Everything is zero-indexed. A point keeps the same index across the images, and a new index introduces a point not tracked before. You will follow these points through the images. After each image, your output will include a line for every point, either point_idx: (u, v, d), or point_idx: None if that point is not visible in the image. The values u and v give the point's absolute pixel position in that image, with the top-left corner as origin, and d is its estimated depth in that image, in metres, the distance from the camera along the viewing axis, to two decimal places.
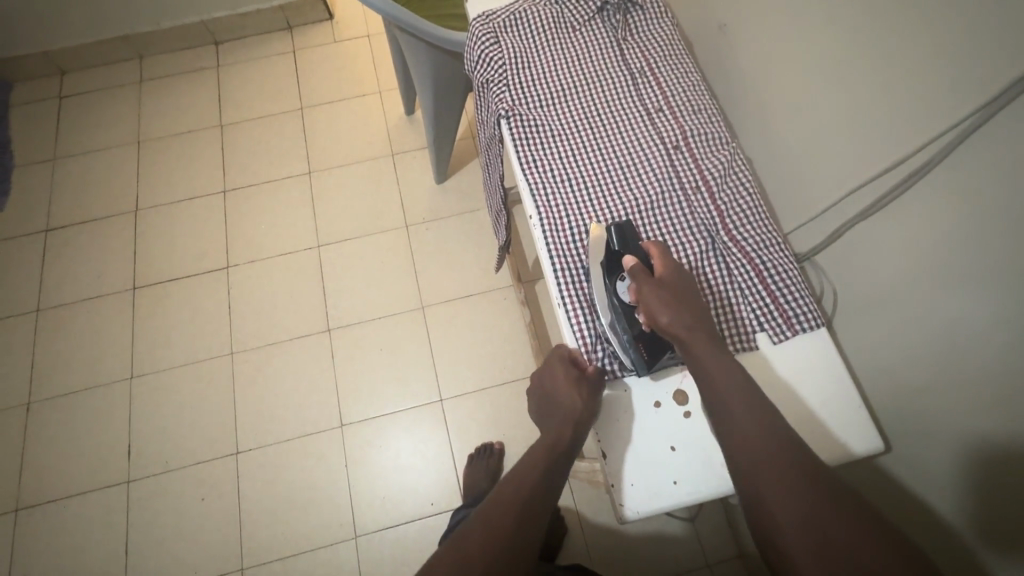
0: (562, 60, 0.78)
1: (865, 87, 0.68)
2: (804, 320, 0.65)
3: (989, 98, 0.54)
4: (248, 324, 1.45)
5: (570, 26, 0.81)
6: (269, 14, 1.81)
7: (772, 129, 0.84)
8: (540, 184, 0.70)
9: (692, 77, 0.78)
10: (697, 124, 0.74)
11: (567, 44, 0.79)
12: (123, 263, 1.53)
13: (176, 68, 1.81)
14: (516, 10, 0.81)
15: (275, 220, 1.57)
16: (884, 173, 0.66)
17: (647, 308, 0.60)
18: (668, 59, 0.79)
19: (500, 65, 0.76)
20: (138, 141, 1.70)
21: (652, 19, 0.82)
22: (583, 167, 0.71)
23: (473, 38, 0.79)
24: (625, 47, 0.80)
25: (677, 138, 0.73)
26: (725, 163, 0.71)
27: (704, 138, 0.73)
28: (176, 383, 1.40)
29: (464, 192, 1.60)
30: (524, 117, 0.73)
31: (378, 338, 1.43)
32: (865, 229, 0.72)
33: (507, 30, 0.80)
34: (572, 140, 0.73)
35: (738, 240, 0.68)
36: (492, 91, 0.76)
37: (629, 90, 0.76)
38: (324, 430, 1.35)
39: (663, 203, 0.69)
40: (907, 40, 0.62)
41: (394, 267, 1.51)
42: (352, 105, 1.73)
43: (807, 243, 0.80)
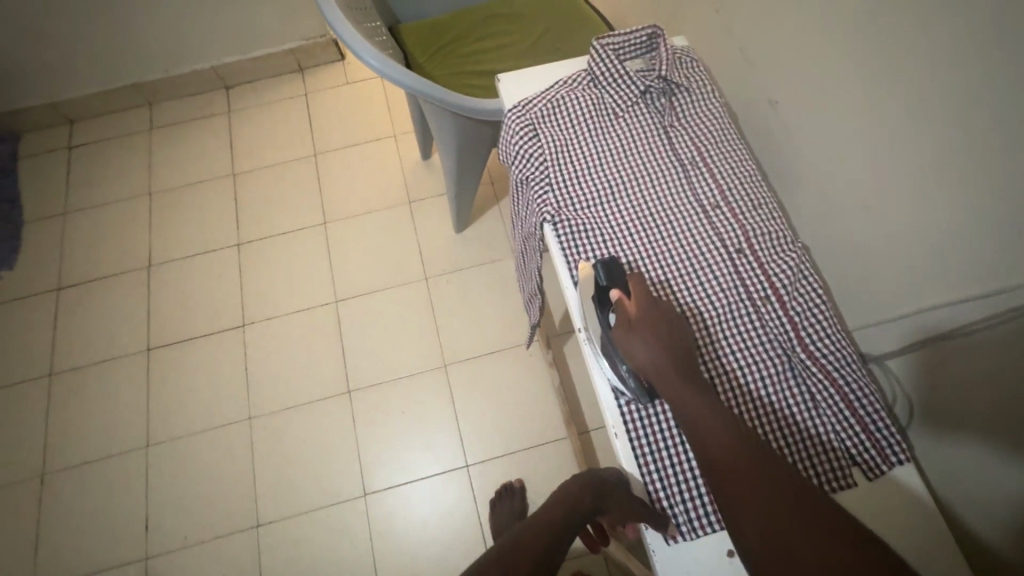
0: (606, 150, 0.75)
1: (951, 198, 0.62)
2: (898, 452, 0.60)
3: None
4: (266, 386, 1.41)
5: (611, 112, 0.78)
6: (280, 58, 1.78)
7: (831, 219, 0.79)
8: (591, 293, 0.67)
9: (748, 167, 0.74)
10: (758, 222, 0.71)
11: (608, 133, 0.77)
12: (137, 323, 1.49)
13: (186, 115, 1.78)
14: (552, 98, 0.78)
15: (291, 274, 1.53)
16: (984, 300, 0.60)
17: (628, 347, 0.57)
18: (722, 148, 0.76)
19: (541, 160, 0.75)
20: (150, 193, 1.66)
21: (699, 102, 0.79)
22: (638, 271, 0.68)
23: (512, 129, 0.77)
24: (674, 137, 0.77)
25: (737, 238, 0.69)
26: (794, 267, 0.68)
27: (768, 238, 0.70)
28: (193, 451, 1.35)
29: (484, 241, 1.55)
30: (571, 219, 0.71)
31: (400, 399, 1.38)
32: (947, 347, 0.66)
33: (545, 119, 0.77)
34: (624, 241, 0.70)
35: (814, 356, 0.64)
36: (535, 189, 0.74)
37: (681, 183, 0.73)
38: (348, 499, 1.30)
39: (730, 317, 0.65)
40: (1005, 153, 0.56)
41: (415, 322, 1.46)
42: (367, 151, 1.69)
43: (879, 344, 0.74)
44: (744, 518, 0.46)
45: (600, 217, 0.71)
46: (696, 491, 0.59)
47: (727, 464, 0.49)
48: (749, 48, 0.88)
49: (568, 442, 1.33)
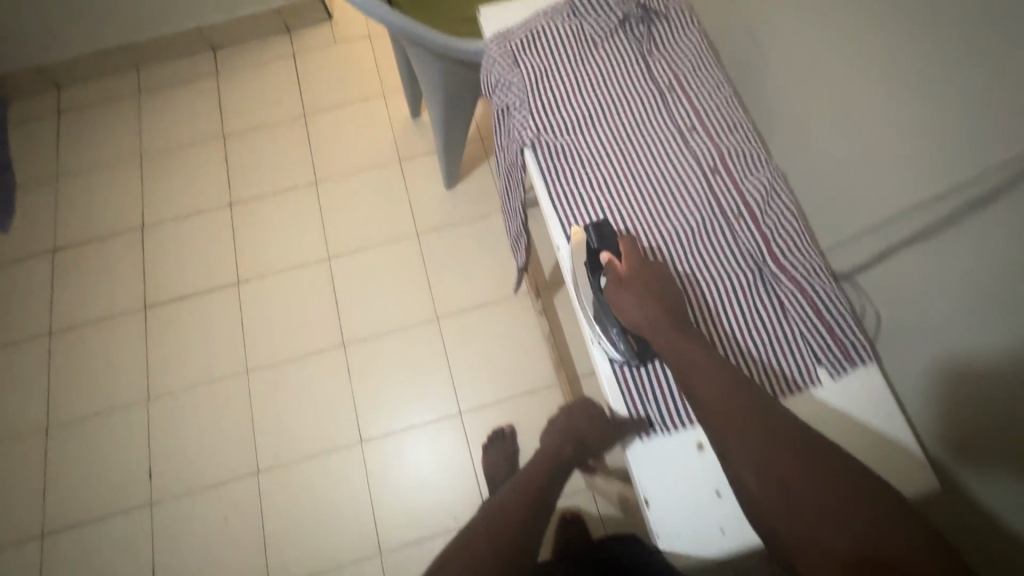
0: (587, 79, 0.76)
1: (914, 100, 0.61)
2: (860, 353, 0.63)
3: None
4: (262, 341, 1.43)
5: (591, 41, 0.79)
6: (266, 17, 1.76)
7: (802, 140, 0.78)
8: (572, 218, 0.69)
9: (725, 91, 0.75)
10: (734, 143, 0.72)
11: (588, 63, 0.77)
12: (133, 282, 1.51)
13: (174, 77, 1.77)
14: (533, 30, 0.79)
15: (283, 233, 1.55)
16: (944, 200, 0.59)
17: (620, 306, 0.60)
18: (700, 74, 0.76)
19: (522, 89, 0.76)
20: (141, 155, 1.66)
21: (678, 30, 0.80)
22: (617, 194, 0.70)
23: (494, 60, 0.78)
24: (653, 64, 0.77)
25: (713, 159, 0.71)
26: (767, 185, 0.70)
27: (742, 158, 0.71)
28: (193, 404, 1.38)
29: (475, 197, 1.56)
30: (551, 146, 0.73)
31: (394, 351, 1.41)
32: (909, 255, 0.65)
33: (526, 49, 0.78)
34: (603, 165, 0.72)
35: (786, 267, 0.66)
36: (516, 116, 0.75)
37: (659, 109, 0.75)
38: (345, 446, 1.34)
39: (705, 233, 0.68)
40: (969, 55, 0.55)
41: (407, 277, 1.48)
42: (356, 110, 1.69)
43: (849, 261, 0.73)
44: (750, 470, 0.50)
45: (582, 145, 0.73)
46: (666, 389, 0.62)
47: (728, 413, 0.52)
48: None
49: (558, 389, 1.36)
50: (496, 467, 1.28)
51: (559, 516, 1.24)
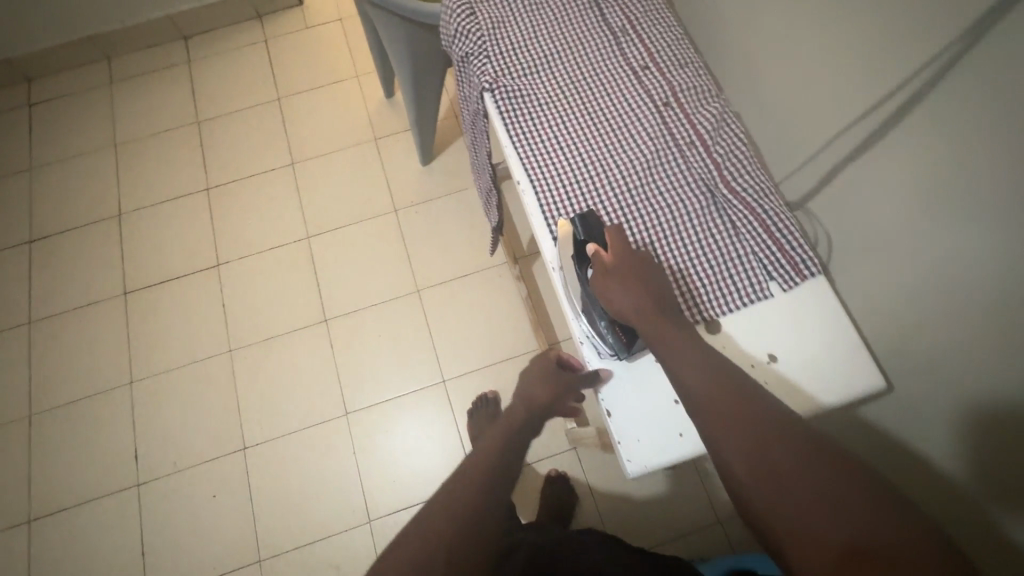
0: (542, 26, 0.78)
1: (847, 18, 0.65)
2: (809, 266, 0.66)
3: (967, 26, 0.51)
4: (244, 320, 1.44)
5: None
6: (237, 4, 1.77)
7: (758, 81, 0.83)
8: (532, 161, 0.70)
9: (675, 31, 0.78)
10: (684, 78, 0.74)
11: (542, 11, 0.79)
12: (112, 269, 1.51)
13: (146, 67, 1.77)
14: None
15: (261, 214, 1.55)
16: (876, 111, 0.64)
17: (607, 296, 0.59)
18: (651, 16, 0.79)
19: (478, 36, 0.76)
20: (115, 145, 1.66)
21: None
22: (575, 134, 0.72)
23: (448, 9, 0.78)
24: (605, 8, 0.80)
25: (666, 94, 0.73)
26: (717, 115, 0.72)
27: (693, 92, 0.74)
28: (176, 385, 1.39)
29: (450, 172, 1.57)
30: (508, 89, 0.73)
31: (375, 325, 1.42)
32: (853, 170, 0.70)
33: (481, 1, 0.80)
34: (560, 107, 0.73)
35: (737, 191, 0.68)
36: (473, 63, 0.76)
37: (613, 51, 0.77)
38: (330, 419, 1.35)
39: (659, 164, 0.70)
40: None
41: (387, 253, 1.49)
42: (330, 93, 1.70)
43: (801, 189, 0.79)
44: (754, 478, 0.46)
45: (538, 88, 0.74)
46: None
47: (729, 419, 0.50)
48: None
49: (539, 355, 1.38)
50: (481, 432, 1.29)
51: (544, 476, 1.26)
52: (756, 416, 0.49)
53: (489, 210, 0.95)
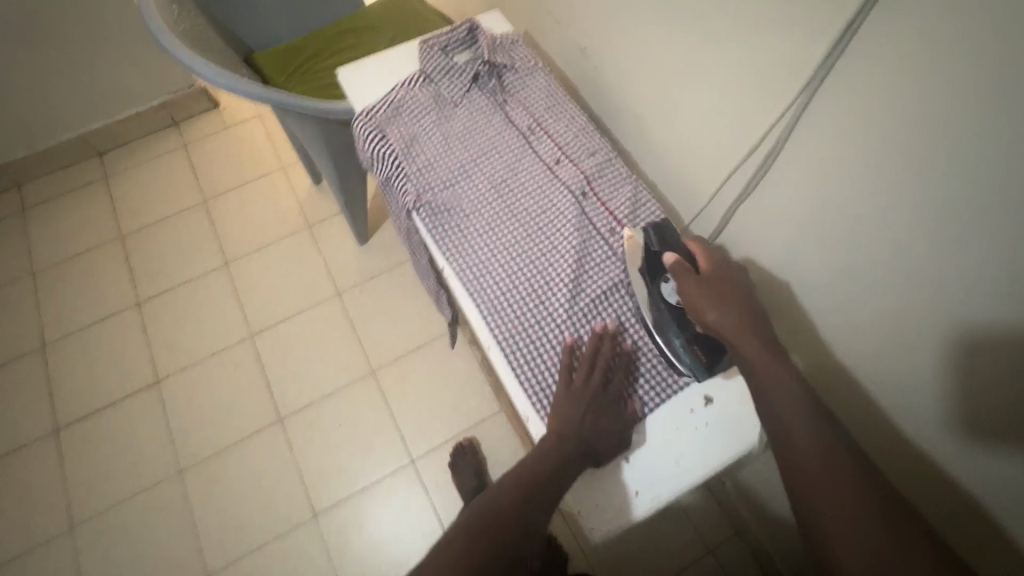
0: (455, 139, 0.81)
1: (713, 80, 0.74)
2: None
3: (806, 80, 0.61)
4: (193, 435, 1.37)
5: (450, 102, 0.84)
6: (149, 115, 1.77)
7: (648, 135, 0.92)
8: (469, 276, 0.72)
9: (579, 121, 0.82)
10: (596, 167, 0.78)
11: (452, 122, 0.82)
12: (39, 408, 1.40)
13: (60, 189, 1.72)
14: (392, 101, 0.82)
15: (200, 320, 1.50)
16: (751, 159, 0.74)
17: (694, 305, 0.63)
18: (554, 111, 0.83)
19: (395, 159, 0.79)
20: (32, 274, 1.58)
21: (526, 75, 0.86)
22: (505, 239, 0.74)
23: (363, 138, 0.81)
24: (510, 110, 0.83)
25: (583, 185, 0.77)
26: (630, 197, 0.76)
27: (605, 179, 0.78)
28: (125, 521, 1.28)
29: (389, 246, 1.59)
30: (433, 206, 0.76)
31: (334, 414, 1.38)
32: (746, 208, 0.79)
33: (391, 121, 0.81)
34: (487, 215, 0.76)
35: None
36: (396, 185, 0.79)
37: (525, 151, 0.80)
38: (300, 524, 1.28)
39: (589, 256, 0.73)
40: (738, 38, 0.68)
41: (336, 337, 1.47)
42: (257, 187, 1.70)
43: (708, 229, 0.89)
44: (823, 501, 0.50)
45: (463, 200, 0.77)
46: None
47: (795, 431, 0.54)
48: (554, 9, 0.99)
49: (503, 413, 1.38)
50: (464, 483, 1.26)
51: None
52: (826, 451, 0.53)
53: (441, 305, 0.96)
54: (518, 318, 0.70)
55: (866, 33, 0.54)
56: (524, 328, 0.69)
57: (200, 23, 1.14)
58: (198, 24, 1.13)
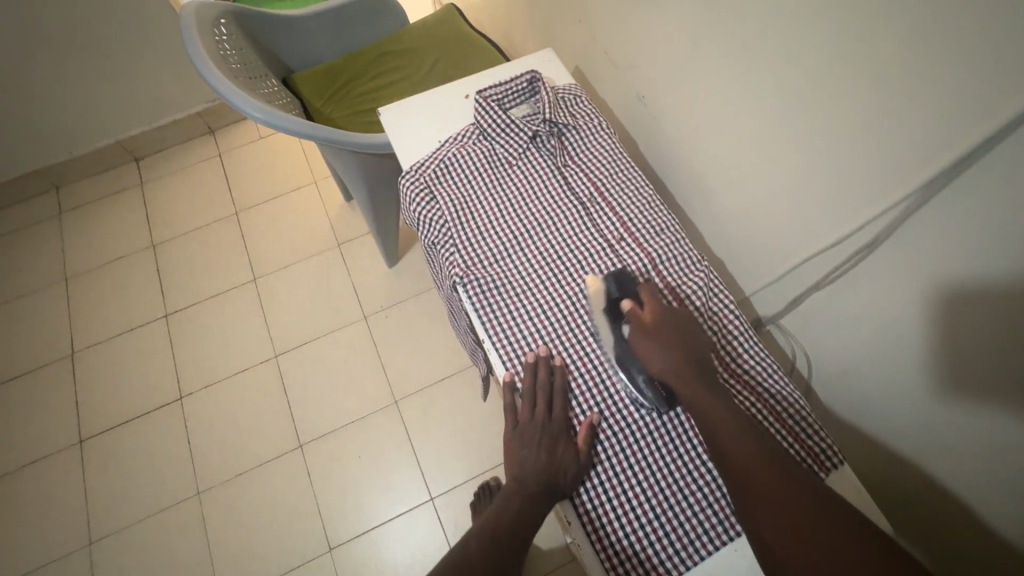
0: (508, 204, 0.75)
1: (798, 162, 0.68)
2: (829, 456, 0.61)
3: (919, 185, 0.55)
4: (213, 456, 1.35)
5: (505, 162, 0.78)
6: (187, 123, 1.77)
7: (714, 197, 0.85)
8: (517, 366, 0.65)
9: (645, 193, 0.75)
10: (663, 247, 0.71)
11: (506, 185, 0.77)
12: (65, 417, 1.40)
13: (96, 193, 1.73)
14: (443, 159, 0.78)
15: (226, 336, 1.49)
16: (844, 247, 0.67)
17: (642, 355, 0.59)
18: (618, 179, 0.76)
19: (442, 223, 0.74)
20: (66, 279, 1.59)
21: (589, 136, 0.80)
22: (557, 324, 0.67)
23: (410, 198, 0.76)
24: (570, 176, 0.77)
25: (647, 268, 0.70)
26: (702, 284, 0.69)
27: (674, 261, 0.70)
28: (142, 540, 1.27)
29: (419, 270, 1.55)
30: (481, 281, 0.69)
31: (355, 444, 1.35)
32: (824, 292, 0.73)
33: (441, 181, 0.77)
34: (539, 294, 0.69)
35: (737, 373, 0.65)
36: (442, 253, 0.73)
37: (584, 222, 0.73)
38: (314, 558, 1.25)
39: None
40: (832, 121, 0.61)
41: (360, 362, 1.44)
42: (288, 201, 1.68)
43: (771, 306, 0.83)
44: (765, 525, 0.47)
45: (512, 273, 0.71)
46: (635, 522, 0.57)
47: (740, 454, 0.51)
48: (611, 50, 0.93)
49: None
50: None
51: None
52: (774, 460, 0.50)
53: (475, 361, 0.90)
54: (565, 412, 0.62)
55: (1005, 144, 0.47)
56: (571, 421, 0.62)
57: (241, 45, 1.12)
58: (239, 46, 1.11)
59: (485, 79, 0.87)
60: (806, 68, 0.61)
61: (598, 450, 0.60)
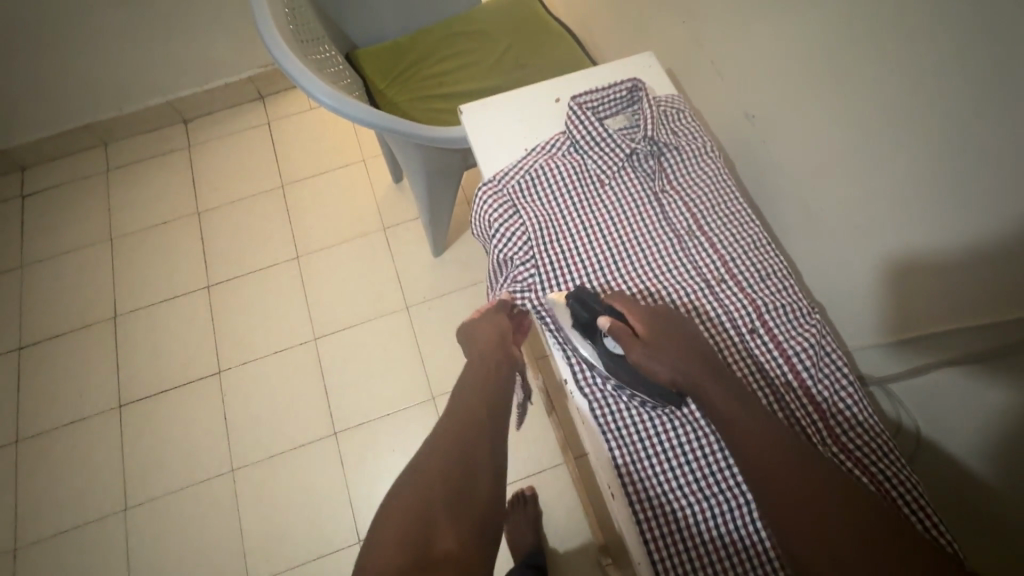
0: (595, 227, 0.69)
1: (942, 224, 0.58)
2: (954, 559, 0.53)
3: None
4: (248, 434, 1.34)
5: (597, 179, 0.71)
6: (238, 87, 1.72)
7: (822, 240, 0.76)
8: (606, 412, 0.60)
9: (753, 231, 0.69)
10: (770, 294, 0.64)
11: (595, 206, 0.70)
12: (106, 380, 1.41)
13: (144, 152, 1.70)
14: (529, 169, 0.71)
15: (266, 313, 1.47)
16: (999, 330, 0.55)
17: (645, 366, 0.55)
18: (722, 213, 0.70)
19: (525, 242, 0.68)
20: (111, 239, 1.58)
21: (691, 160, 0.73)
22: None
23: (489, 212, 0.70)
24: (666, 202, 0.71)
25: (750, 316, 0.63)
26: (813, 341, 0.62)
27: (783, 311, 0.64)
28: (175, 511, 1.28)
29: (465, 263, 1.50)
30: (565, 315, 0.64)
31: (388, 438, 1.33)
32: (943, 374, 0.63)
33: (525, 195, 0.70)
34: None
35: (847, 449, 0.58)
36: (523, 277, 0.67)
37: (679, 256, 0.67)
38: (342, 549, 1.24)
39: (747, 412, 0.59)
40: (1002, 190, 0.51)
41: (400, 353, 1.41)
42: (335, 178, 1.63)
43: (879, 366, 0.72)
44: (793, 532, 0.46)
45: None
46: None
47: (773, 464, 0.49)
48: (719, 59, 0.84)
49: (566, 468, 1.27)
50: (518, 536, 1.16)
51: None
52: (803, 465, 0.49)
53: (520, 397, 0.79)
54: (656, 471, 0.58)
55: None
56: (661, 481, 0.58)
57: (308, 20, 1.05)
58: (306, 21, 1.04)
59: (582, 83, 0.80)
60: (970, 125, 0.53)
61: (687, 514, 0.57)
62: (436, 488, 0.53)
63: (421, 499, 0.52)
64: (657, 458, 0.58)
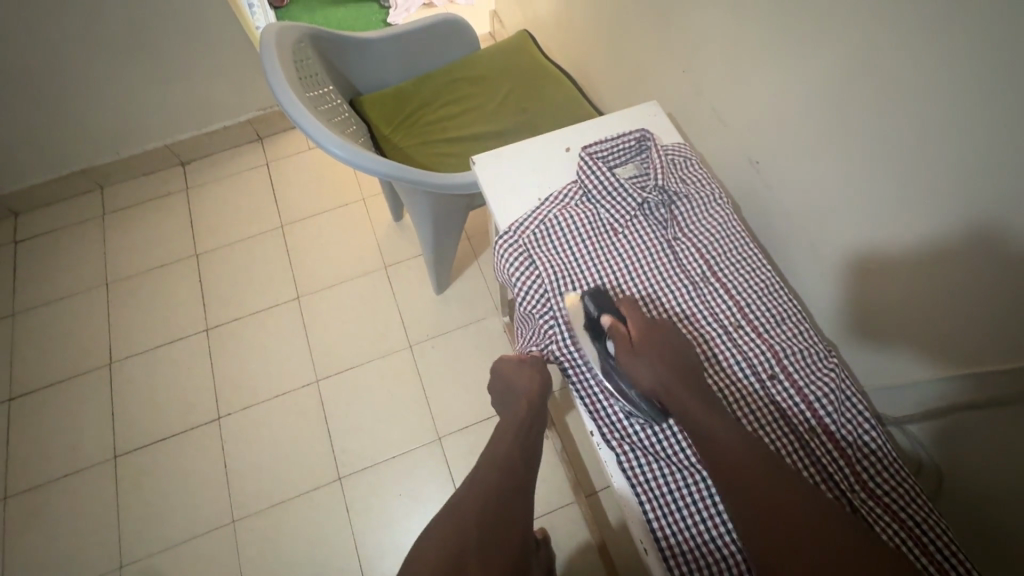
0: (611, 274, 0.70)
1: (955, 270, 0.60)
2: None
3: None
4: (249, 482, 1.31)
5: (610, 228, 0.73)
6: (237, 129, 1.74)
7: (833, 279, 0.78)
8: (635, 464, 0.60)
9: (766, 277, 0.70)
10: (787, 339, 0.66)
11: (610, 253, 0.71)
12: (101, 430, 1.37)
13: (142, 195, 1.70)
14: (543, 219, 0.73)
15: (267, 356, 1.45)
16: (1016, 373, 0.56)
17: (631, 369, 0.60)
18: (734, 259, 0.71)
19: (543, 293, 0.69)
20: (107, 283, 1.56)
21: (701, 208, 0.75)
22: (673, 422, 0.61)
23: (506, 261, 0.71)
24: (678, 249, 0.72)
25: (770, 362, 0.64)
26: (834, 387, 0.62)
27: (801, 356, 0.65)
28: (172, 567, 1.23)
29: (467, 300, 1.50)
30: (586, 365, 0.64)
31: (395, 482, 1.30)
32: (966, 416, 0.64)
33: (540, 245, 0.71)
34: None
35: (876, 495, 0.58)
36: (541, 326, 0.68)
37: (694, 301, 0.68)
38: None
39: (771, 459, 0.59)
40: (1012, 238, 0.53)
41: (405, 394, 1.39)
42: (334, 218, 1.64)
43: (896, 407, 0.72)
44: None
45: None
46: None
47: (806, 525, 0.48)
48: (720, 107, 0.87)
49: (577, 507, 1.25)
50: None
51: None
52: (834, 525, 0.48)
53: None
54: (687, 524, 0.57)
55: None
56: (693, 535, 0.57)
57: (316, 71, 1.07)
58: (313, 72, 1.06)
59: (590, 134, 0.82)
60: (972, 176, 0.55)
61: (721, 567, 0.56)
62: (471, 531, 0.53)
63: (459, 534, 0.53)
64: (689, 513, 0.57)
